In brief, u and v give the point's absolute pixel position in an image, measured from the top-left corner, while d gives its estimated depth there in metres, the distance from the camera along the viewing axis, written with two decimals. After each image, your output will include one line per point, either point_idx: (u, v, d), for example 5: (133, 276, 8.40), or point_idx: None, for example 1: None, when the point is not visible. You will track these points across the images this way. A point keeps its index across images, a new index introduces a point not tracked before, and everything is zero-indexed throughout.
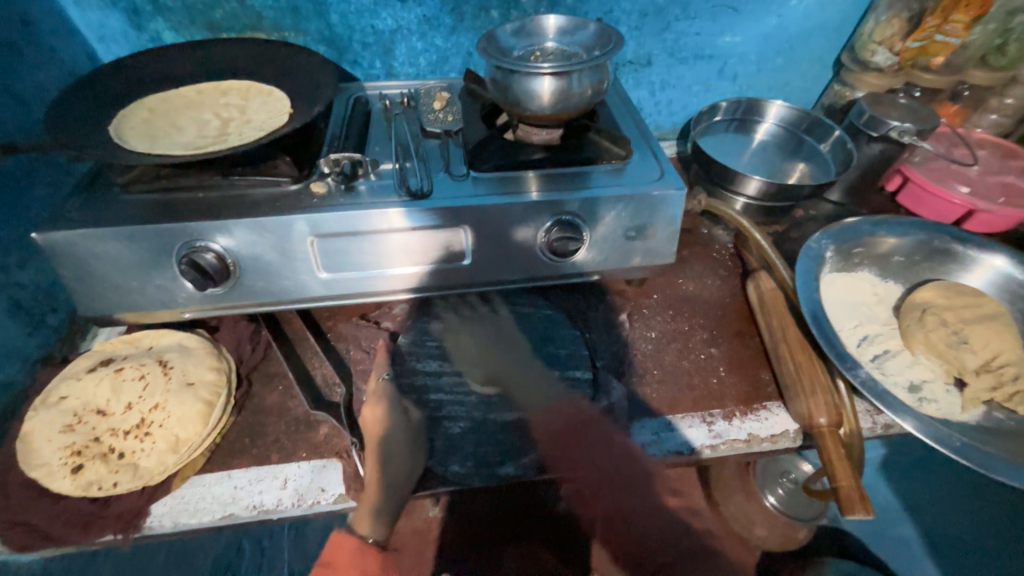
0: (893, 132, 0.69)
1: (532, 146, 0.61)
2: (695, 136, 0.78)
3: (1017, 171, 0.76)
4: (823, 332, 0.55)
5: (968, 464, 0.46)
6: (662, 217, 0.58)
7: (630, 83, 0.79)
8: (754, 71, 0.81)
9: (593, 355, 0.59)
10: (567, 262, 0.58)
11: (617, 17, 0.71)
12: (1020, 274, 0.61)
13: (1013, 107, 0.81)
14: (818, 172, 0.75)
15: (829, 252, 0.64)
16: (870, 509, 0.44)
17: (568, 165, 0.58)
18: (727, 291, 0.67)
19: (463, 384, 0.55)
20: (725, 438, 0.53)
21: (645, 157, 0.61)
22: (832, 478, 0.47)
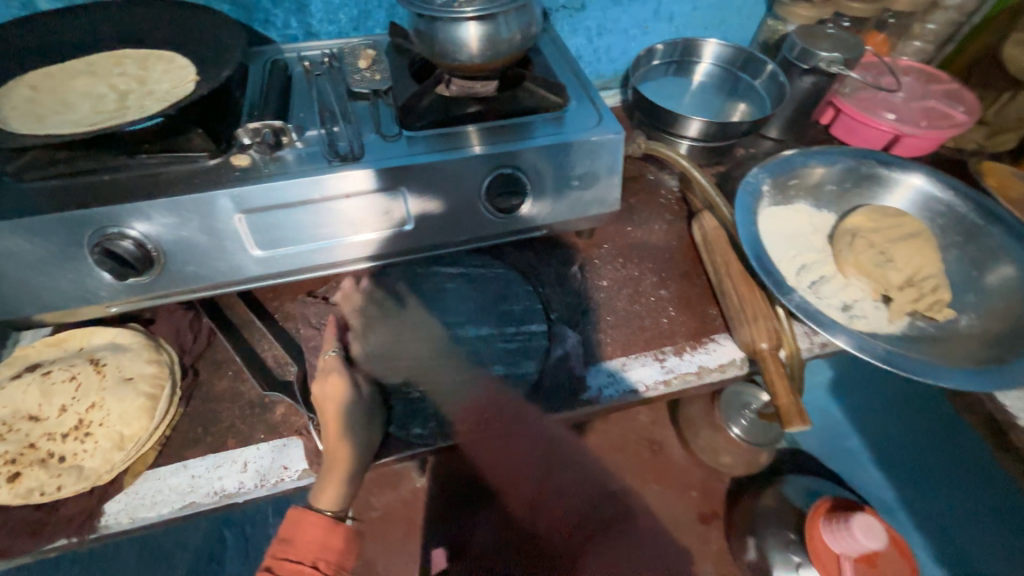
0: (822, 63, 0.70)
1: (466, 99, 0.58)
2: (636, 84, 0.78)
3: (938, 94, 0.79)
4: (762, 264, 0.56)
5: (893, 369, 0.49)
6: (604, 163, 0.58)
7: (566, 29, 0.77)
8: (690, 9, 0.80)
9: (547, 308, 0.59)
10: (514, 218, 0.57)
11: None
12: (936, 192, 0.65)
13: (935, 33, 0.84)
14: (755, 109, 0.77)
15: (766, 187, 0.65)
16: (806, 420, 0.50)
17: (506, 118, 0.57)
18: (675, 233, 0.69)
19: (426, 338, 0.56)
20: (677, 372, 0.55)
21: (582, 103, 0.60)
22: (773, 398, 0.52)
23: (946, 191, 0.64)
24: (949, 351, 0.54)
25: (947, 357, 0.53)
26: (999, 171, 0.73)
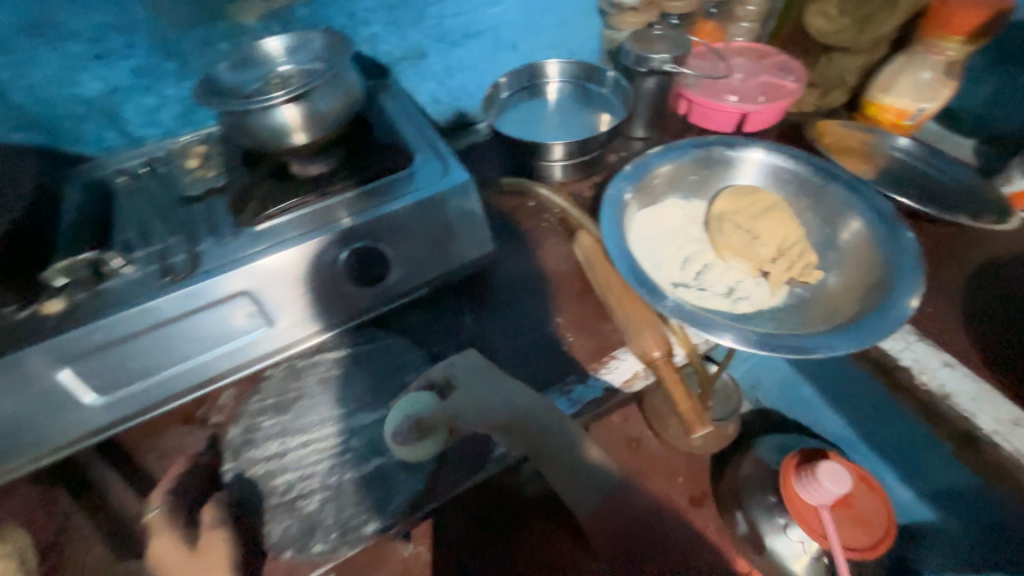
0: (657, 65, 0.74)
1: (311, 178, 0.56)
2: (495, 120, 0.77)
3: (771, 67, 0.84)
4: (636, 274, 0.57)
5: (783, 354, 0.49)
6: (459, 212, 0.57)
7: (413, 79, 0.77)
8: (530, 35, 0.82)
9: (445, 368, 0.57)
10: (380, 288, 0.56)
11: (364, 17, 0.67)
12: (783, 162, 0.67)
13: (755, 13, 0.90)
14: (611, 115, 0.80)
15: (628, 194, 0.66)
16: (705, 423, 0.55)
17: (349, 188, 0.54)
18: (563, 253, 0.68)
19: (319, 433, 0.52)
20: (584, 400, 0.54)
21: (427, 155, 0.59)
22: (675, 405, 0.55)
23: (789, 160, 0.67)
24: (826, 313, 0.56)
25: (824, 319, 0.55)
26: (832, 130, 0.79)
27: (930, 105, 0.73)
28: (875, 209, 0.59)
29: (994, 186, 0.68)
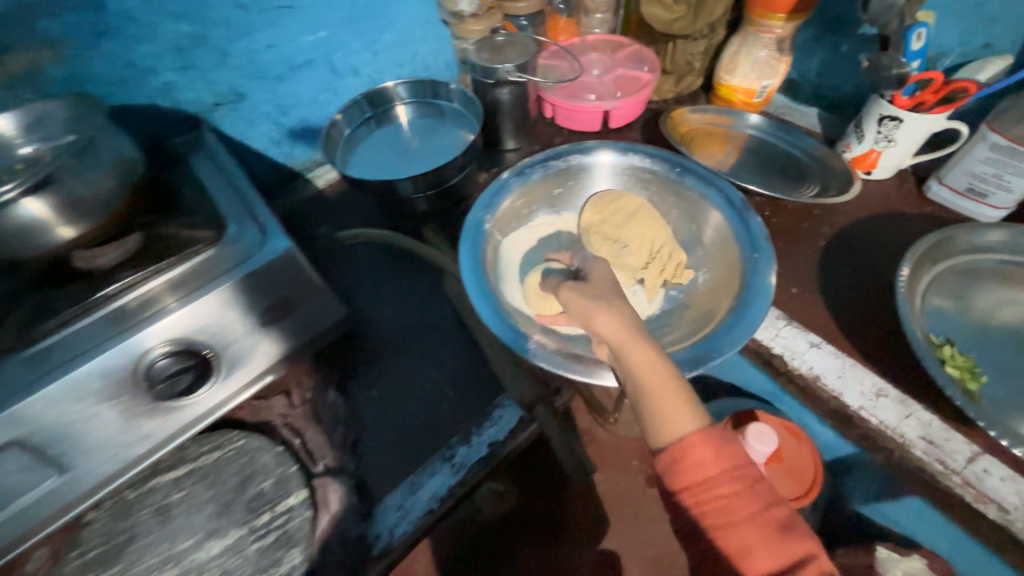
0: (505, 74, 0.70)
1: (103, 274, 0.46)
2: (343, 160, 0.69)
3: (629, 58, 0.82)
4: (502, 317, 0.49)
5: None
6: (289, 283, 0.50)
7: (238, 124, 0.67)
8: (371, 57, 0.74)
9: (310, 463, 0.49)
10: (210, 389, 0.48)
11: (148, 65, 0.57)
12: (643, 162, 0.65)
13: (604, 6, 0.86)
14: (465, 130, 0.74)
15: (491, 221, 0.59)
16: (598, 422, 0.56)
17: (138, 283, 0.45)
18: (437, 296, 0.63)
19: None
20: (469, 465, 0.49)
21: (242, 222, 0.51)
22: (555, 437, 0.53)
23: (648, 159, 0.64)
24: (700, 316, 0.55)
25: (698, 324, 0.54)
26: (688, 119, 0.79)
27: (771, 82, 0.75)
28: (727, 199, 0.59)
29: (839, 154, 0.70)
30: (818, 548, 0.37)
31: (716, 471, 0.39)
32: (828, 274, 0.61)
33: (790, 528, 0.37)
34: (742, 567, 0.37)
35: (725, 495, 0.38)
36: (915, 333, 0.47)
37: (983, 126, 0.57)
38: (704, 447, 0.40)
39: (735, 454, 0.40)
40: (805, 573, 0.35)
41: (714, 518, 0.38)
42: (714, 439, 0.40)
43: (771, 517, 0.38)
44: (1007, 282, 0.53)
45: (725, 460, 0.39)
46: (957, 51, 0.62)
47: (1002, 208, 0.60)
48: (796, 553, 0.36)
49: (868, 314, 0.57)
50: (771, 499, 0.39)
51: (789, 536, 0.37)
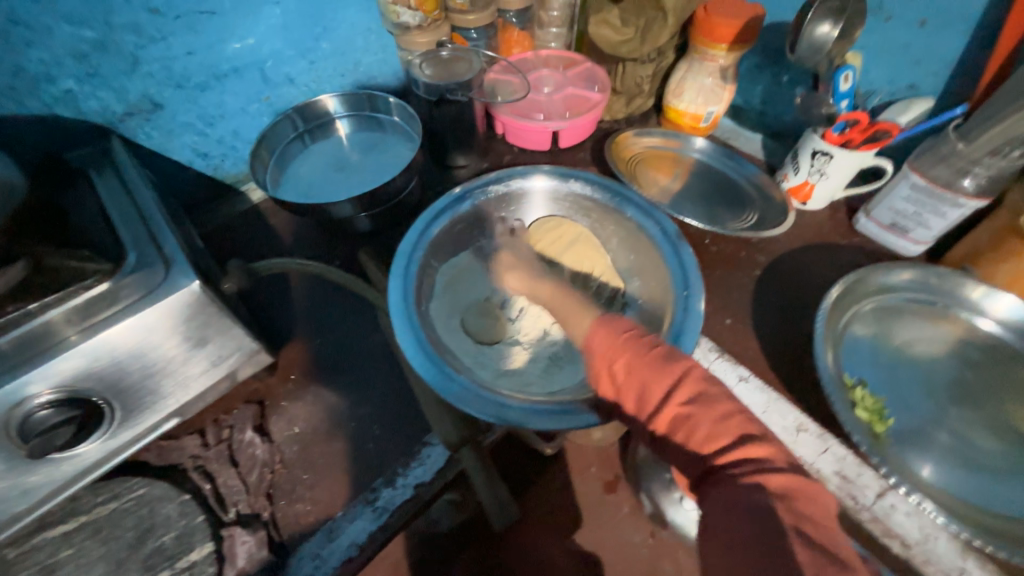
0: (446, 94, 0.67)
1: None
2: (273, 179, 0.66)
3: (582, 76, 0.81)
4: (430, 357, 0.48)
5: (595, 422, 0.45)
6: (197, 319, 0.45)
7: (155, 134, 0.62)
8: (308, 66, 0.69)
9: (221, 509, 0.47)
10: (104, 439, 0.44)
11: (41, 72, 0.51)
12: (585, 189, 0.64)
13: (560, 18, 0.84)
14: (405, 147, 0.70)
15: (426, 251, 0.57)
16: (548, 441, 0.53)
17: (10, 325, 0.39)
18: (371, 325, 0.61)
19: None
20: (391, 508, 0.47)
21: (142, 248, 0.46)
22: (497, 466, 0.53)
23: (591, 186, 0.64)
24: None
25: None
26: (634, 142, 0.79)
27: (716, 108, 0.76)
28: (663, 230, 0.59)
29: (776, 183, 0.71)
30: (695, 362, 0.39)
31: (613, 345, 0.41)
32: (761, 306, 0.62)
33: (671, 358, 0.39)
34: (646, 412, 0.38)
35: (623, 358, 0.40)
36: (829, 375, 0.48)
37: (905, 166, 0.60)
38: (601, 332, 0.43)
39: (622, 328, 0.43)
40: (684, 383, 0.37)
41: (620, 380, 0.40)
42: (605, 323, 0.44)
43: (655, 353, 0.40)
44: (922, 319, 0.55)
45: (616, 333, 0.42)
46: (884, 89, 0.65)
47: (922, 243, 0.62)
48: (676, 378, 0.38)
49: (792, 347, 0.59)
50: (653, 343, 0.41)
51: (671, 363, 0.39)
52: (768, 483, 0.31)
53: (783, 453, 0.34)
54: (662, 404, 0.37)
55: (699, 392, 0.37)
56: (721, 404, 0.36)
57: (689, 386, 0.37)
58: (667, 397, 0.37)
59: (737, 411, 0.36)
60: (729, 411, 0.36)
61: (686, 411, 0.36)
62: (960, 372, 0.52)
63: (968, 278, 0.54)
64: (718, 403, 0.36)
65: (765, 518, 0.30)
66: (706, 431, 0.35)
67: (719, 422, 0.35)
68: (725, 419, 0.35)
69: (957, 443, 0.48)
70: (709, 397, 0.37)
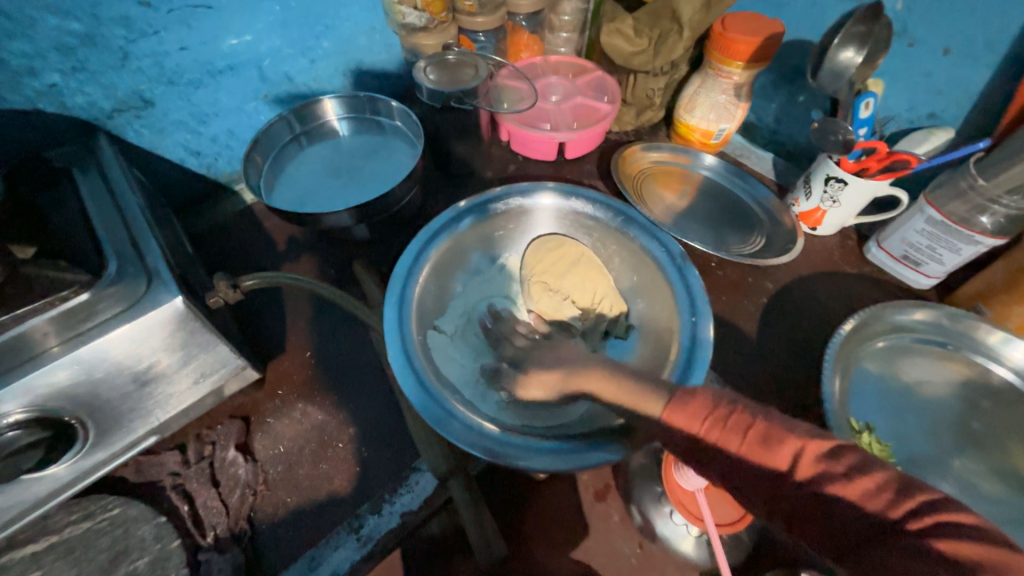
0: (452, 101, 0.65)
1: None
2: (268, 184, 0.64)
3: (592, 85, 0.78)
4: (423, 385, 0.47)
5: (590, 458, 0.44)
6: (181, 335, 0.43)
7: (146, 132, 0.59)
8: (308, 64, 0.67)
9: (200, 532, 0.45)
10: (79, 458, 0.42)
11: (22, 64, 0.48)
12: (589, 208, 0.62)
13: (571, 23, 0.81)
14: (406, 153, 0.68)
15: (423, 271, 0.55)
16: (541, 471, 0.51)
17: None
18: (364, 340, 0.59)
19: None
20: (376, 536, 0.46)
21: (124, 257, 0.43)
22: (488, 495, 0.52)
23: (595, 204, 0.62)
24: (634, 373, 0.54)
25: None
26: (643, 157, 0.77)
27: (728, 126, 0.73)
28: (668, 252, 0.57)
29: (787, 207, 0.69)
30: (804, 437, 0.34)
31: (697, 435, 0.36)
32: (766, 335, 0.61)
33: (775, 439, 0.34)
34: (774, 515, 0.33)
35: (718, 448, 0.35)
36: (836, 418, 0.47)
37: (921, 199, 0.58)
38: (678, 418, 0.38)
39: (703, 407, 0.37)
40: (800, 469, 0.32)
41: (727, 475, 0.35)
42: (678, 406, 0.38)
43: (756, 438, 0.34)
44: (932, 359, 0.54)
45: (697, 420, 0.37)
46: (904, 116, 0.63)
47: (933, 278, 0.61)
48: (789, 461, 0.33)
49: (797, 381, 0.57)
50: (746, 424, 0.35)
51: (777, 446, 0.34)
52: (951, 554, 0.27)
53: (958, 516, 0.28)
54: (787, 496, 0.32)
55: (820, 473, 0.32)
56: (858, 479, 0.31)
57: (807, 471, 0.32)
58: (790, 489, 0.32)
59: (876, 476, 0.31)
60: (873, 486, 0.30)
61: (814, 499, 0.31)
62: (966, 418, 0.50)
63: (982, 322, 0.52)
64: (852, 477, 0.31)
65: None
66: (854, 511, 0.30)
67: (863, 499, 0.30)
68: (871, 490, 0.30)
69: (959, 493, 0.46)
70: (838, 475, 0.31)
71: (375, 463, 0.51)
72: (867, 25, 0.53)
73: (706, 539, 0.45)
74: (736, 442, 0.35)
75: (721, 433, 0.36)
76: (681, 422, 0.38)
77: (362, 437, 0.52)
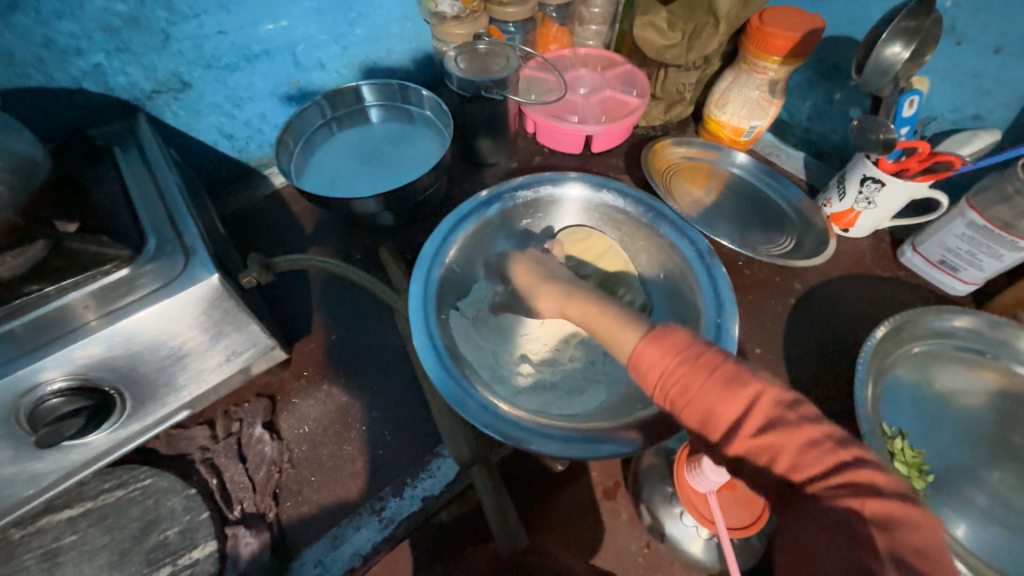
0: (483, 90, 0.64)
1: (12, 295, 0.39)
2: (298, 168, 0.65)
3: (621, 78, 0.77)
4: (448, 368, 0.46)
5: (612, 448, 0.43)
6: (215, 313, 0.44)
7: (183, 114, 0.60)
8: (340, 51, 0.67)
9: (226, 506, 0.46)
10: (115, 428, 0.43)
11: (69, 44, 0.50)
12: (616, 201, 0.62)
13: (601, 15, 0.80)
14: (435, 141, 0.68)
15: (449, 254, 0.55)
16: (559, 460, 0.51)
17: (33, 307, 0.39)
18: (388, 325, 0.59)
19: None
20: (397, 518, 0.47)
21: (164, 235, 0.44)
22: (509, 484, 0.52)
23: (622, 197, 0.61)
24: None
25: None
26: (671, 152, 0.76)
27: (761, 123, 0.72)
28: (696, 248, 0.56)
29: (818, 208, 0.68)
30: (765, 383, 0.36)
31: (666, 364, 0.39)
32: (793, 336, 0.60)
33: (739, 381, 0.36)
34: (711, 433, 0.37)
35: (682, 376, 0.38)
36: (868, 423, 0.46)
37: (962, 202, 0.56)
38: (650, 351, 0.40)
39: (677, 344, 0.39)
40: (756, 410, 0.35)
41: (678, 399, 0.38)
42: (656, 339, 0.40)
43: (721, 375, 0.37)
44: (968, 368, 0.52)
45: (670, 351, 0.39)
46: (947, 117, 0.61)
47: (971, 284, 0.59)
48: (746, 403, 0.36)
49: (824, 384, 0.56)
50: (715, 364, 0.37)
51: (740, 387, 0.36)
52: (863, 506, 0.30)
53: (886, 476, 0.32)
54: (735, 433, 0.35)
55: (775, 416, 0.35)
56: (805, 429, 0.34)
57: (762, 414, 0.35)
58: (738, 425, 0.35)
59: (822, 429, 0.34)
60: (816, 437, 0.34)
61: (764, 442, 0.34)
62: (1003, 429, 0.49)
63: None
64: (802, 425, 0.34)
65: (854, 540, 0.30)
66: (791, 458, 0.34)
67: (803, 449, 0.34)
68: (814, 440, 0.34)
69: (994, 506, 0.45)
70: (789, 422, 0.34)
71: (398, 447, 0.51)
72: (918, 20, 0.50)
73: (716, 541, 0.45)
74: (701, 378, 0.37)
75: (692, 366, 0.38)
76: (650, 356, 0.40)
77: (385, 421, 0.53)
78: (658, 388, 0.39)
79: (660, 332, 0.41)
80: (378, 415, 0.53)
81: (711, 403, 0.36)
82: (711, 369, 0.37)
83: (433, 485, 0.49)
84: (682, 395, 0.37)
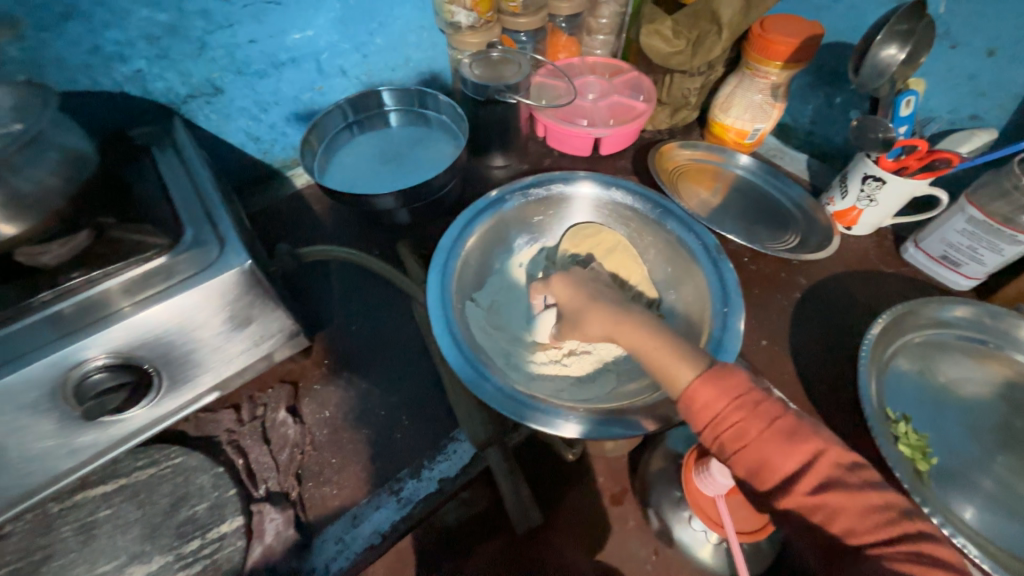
0: (495, 95, 0.67)
1: (61, 276, 0.42)
2: (320, 167, 0.68)
3: (628, 84, 0.80)
4: (463, 352, 0.48)
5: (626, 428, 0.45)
6: (244, 298, 0.46)
7: (214, 117, 0.64)
8: (360, 58, 0.71)
9: (251, 485, 0.48)
10: (150, 406, 0.45)
11: (115, 52, 0.53)
12: (625, 199, 0.64)
13: (609, 25, 0.83)
14: (449, 143, 0.71)
15: (465, 246, 0.58)
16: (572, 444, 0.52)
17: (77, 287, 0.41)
18: (404, 317, 0.62)
19: None
20: (416, 499, 0.48)
21: (198, 225, 0.47)
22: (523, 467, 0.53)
23: (629, 196, 0.64)
24: None
25: None
26: (677, 154, 0.78)
27: (763, 126, 0.74)
28: (703, 244, 0.58)
29: (822, 207, 0.70)
30: (825, 442, 0.38)
31: (722, 407, 0.39)
32: (798, 329, 0.61)
33: (799, 436, 0.37)
34: (761, 483, 0.37)
35: (738, 421, 0.38)
36: (872, 408, 0.47)
37: (963, 197, 0.58)
38: (707, 388, 0.40)
39: (735, 387, 0.40)
40: (815, 467, 0.36)
41: (730, 443, 0.38)
42: (715, 378, 0.40)
43: (780, 429, 0.38)
44: (972, 358, 0.53)
45: (729, 393, 0.39)
46: (945, 117, 0.63)
47: (974, 279, 0.60)
48: (805, 458, 0.37)
49: (829, 376, 0.57)
50: (775, 415, 0.38)
51: (799, 441, 0.37)
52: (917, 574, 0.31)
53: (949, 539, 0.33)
54: (779, 449, 0.37)
55: (832, 477, 0.36)
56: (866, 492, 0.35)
57: (818, 471, 0.36)
58: (793, 479, 0.36)
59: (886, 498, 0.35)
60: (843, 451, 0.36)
61: (817, 500, 0.35)
62: (1007, 418, 0.50)
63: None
64: (864, 490, 0.35)
65: None
66: (850, 522, 0.34)
67: (865, 513, 0.34)
68: (876, 500, 0.35)
69: (999, 492, 0.46)
70: (849, 484, 0.35)
71: (413, 431, 0.53)
72: (910, 23, 0.53)
73: (725, 546, 0.46)
74: (761, 426, 0.38)
75: (755, 415, 0.38)
76: (708, 395, 0.40)
77: (403, 405, 0.55)
78: (712, 430, 0.39)
79: (718, 370, 0.41)
80: (396, 399, 0.55)
81: (770, 456, 0.37)
82: (770, 421, 0.38)
83: (451, 467, 0.50)
84: (739, 442, 0.38)
